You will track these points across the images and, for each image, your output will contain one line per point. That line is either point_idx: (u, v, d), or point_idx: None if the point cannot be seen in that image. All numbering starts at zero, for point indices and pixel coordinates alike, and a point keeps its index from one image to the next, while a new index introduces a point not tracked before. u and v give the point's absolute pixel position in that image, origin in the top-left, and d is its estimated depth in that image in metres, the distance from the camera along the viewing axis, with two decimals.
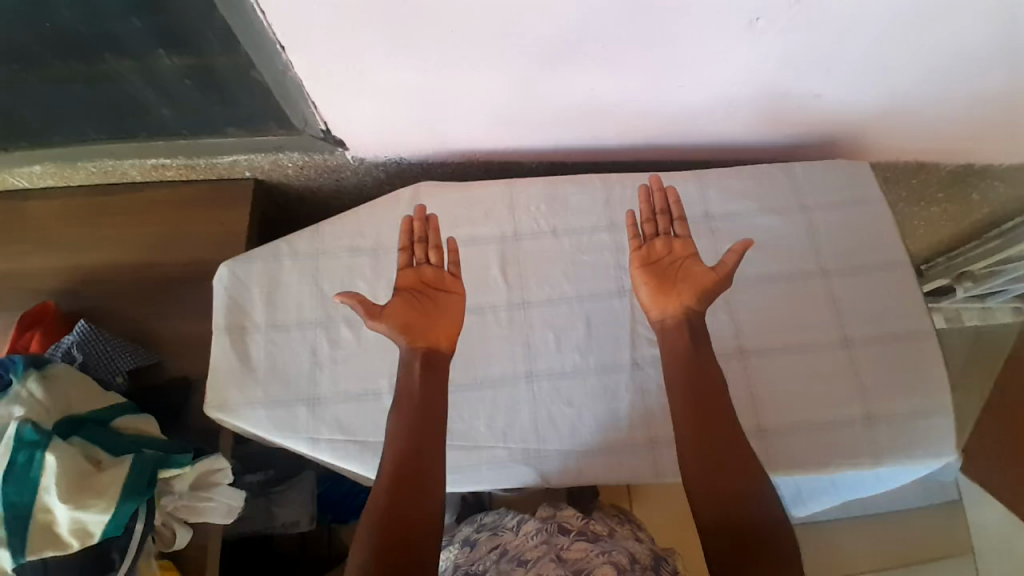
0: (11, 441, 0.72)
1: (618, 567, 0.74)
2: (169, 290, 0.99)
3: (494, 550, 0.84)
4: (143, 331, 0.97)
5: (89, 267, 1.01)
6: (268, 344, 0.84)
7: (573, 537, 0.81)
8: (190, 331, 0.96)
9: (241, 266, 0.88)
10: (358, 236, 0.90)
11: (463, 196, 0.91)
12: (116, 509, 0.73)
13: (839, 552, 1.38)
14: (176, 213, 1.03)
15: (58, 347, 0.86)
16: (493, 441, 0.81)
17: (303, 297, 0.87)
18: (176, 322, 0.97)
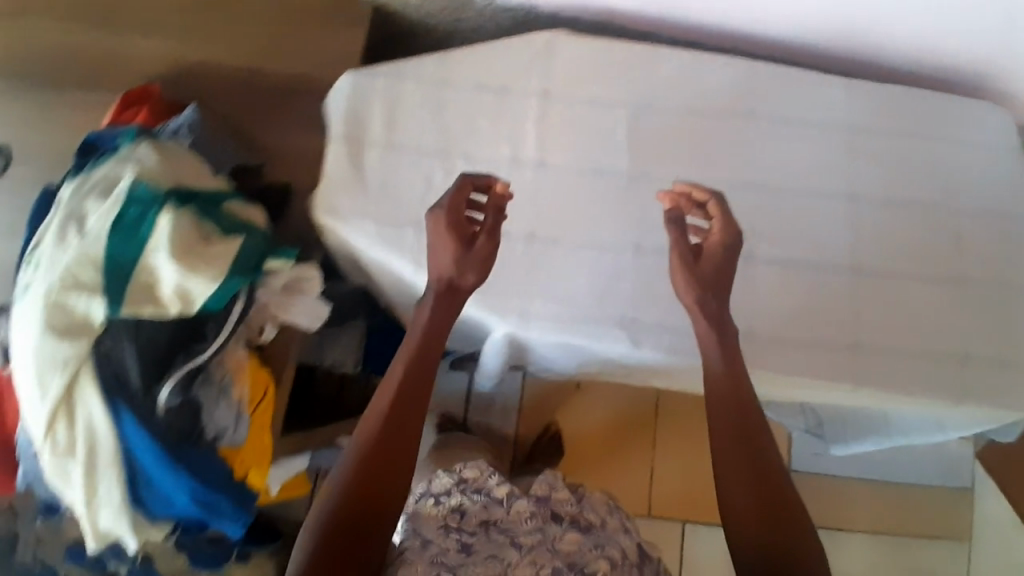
0: (123, 195, 0.71)
1: (611, 565, 0.74)
2: (277, 99, 0.97)
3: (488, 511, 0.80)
4: (245, 132, 0.95)
5: (197, 61, 0.98)
6: (383, 162, 0.82)
7: (566, 525, 0.78)
8: (296, 143, 0.95)
9: (365, 79, 0.84)
10: (488, 70, 0.85)
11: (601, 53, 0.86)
12: (224, 283, 0.73)
13: (845, 503, 1.41)
14: (293, 22, 0.99)
15: (168, 127, 0.85)
16: (593, 305, 0.80)
17: (423, 122, 0.83)
18: (280, 131, 0.95)
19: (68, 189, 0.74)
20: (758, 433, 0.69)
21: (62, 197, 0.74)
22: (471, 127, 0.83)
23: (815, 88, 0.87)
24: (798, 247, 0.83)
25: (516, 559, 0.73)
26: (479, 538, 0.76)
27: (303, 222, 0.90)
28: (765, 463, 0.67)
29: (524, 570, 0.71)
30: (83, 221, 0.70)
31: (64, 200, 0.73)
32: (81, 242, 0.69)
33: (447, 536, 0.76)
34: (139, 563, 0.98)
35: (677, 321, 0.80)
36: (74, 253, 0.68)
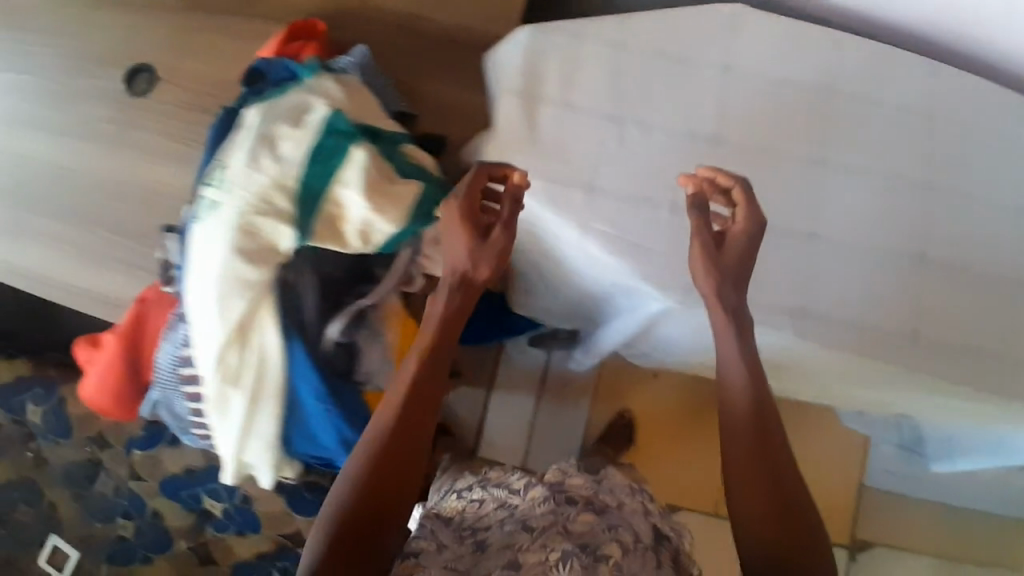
0: (321, 124, 0.69)
1: (624, 548, 0.75)
2: (430, 50, 0.93)
3: (504, 509, 0.87)
4: (399, 82, 0.93)
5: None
6: (558, 121, 0.78)
7: (578, 508, 0.83)
8: (449, 98, 0.92)
9: (543, 35, 0.80)
10: (670, 39, 0.80)
11: (790, 35, 0.82)
12: (404, 228, 0.71)
13: (910, 524, 1.37)
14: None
15: (337, 66, 0.83)
16: (764, 295, 0.77)
17: (600, 84, 0.79)
18: (434, 84, 0.93)
19: (253, 113, 0.71)
20: (773, 440, 0.68)
21: (246, 119, 0.71)
22: (649, 94, 0.79)
23: (1000, 92, 0.83)
24: (976, 259, 0.80)
25: (527, 541, 0.76)
26: (492, 535, 0.82)
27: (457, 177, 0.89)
28: (777, 468, 0.67)
29: (531, 547, 0.75)
30: (275, 149, 0.68)
31: (250, 123, 0.70)
32: (274, 169, 0.67)
33: (461, 541, 0.83)
34: (239, 501, 1.10)
35: (846, 317, 0.77)
36: (267, 179, 0.67)
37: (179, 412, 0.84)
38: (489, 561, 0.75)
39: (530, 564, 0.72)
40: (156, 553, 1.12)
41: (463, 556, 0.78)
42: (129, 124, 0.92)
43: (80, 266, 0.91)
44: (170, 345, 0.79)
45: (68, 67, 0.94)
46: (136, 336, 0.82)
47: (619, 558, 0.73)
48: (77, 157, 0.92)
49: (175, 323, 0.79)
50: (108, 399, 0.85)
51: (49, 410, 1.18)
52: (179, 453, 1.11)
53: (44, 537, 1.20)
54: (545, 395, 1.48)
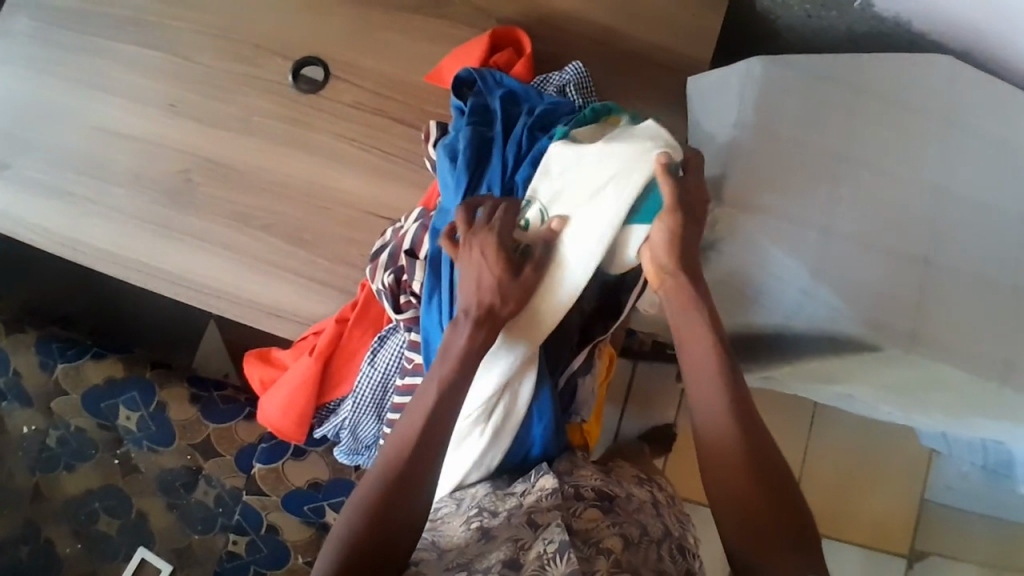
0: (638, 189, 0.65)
1: (627, 543, 0.68)
2: (629, 66, 0.89)
3: (510, 495, 0.70)
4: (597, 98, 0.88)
5: (550, 7, 0.89)
6: (792, 158, 0.78)
7: (588, 500, 0.72)
8: (648, 117, 0.88)
9: (777, 69, 0.79)
10: (895, 84, 0.81)
11: (993, 88, 0.83)
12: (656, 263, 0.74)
13: (965, 537, 1.44)
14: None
15: (557, 81, 0.80)
16: (981, 349, 0.78)
17: (832, 125, 0.79)
18: (632, 101, 0.88)
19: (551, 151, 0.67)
20: (770, 454, 0.69)
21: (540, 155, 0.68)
22: (878, 139, 0.79)
23: None
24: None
25: (529, 535, 0.64)
26: (493, 528, 0.67)
27: None
28: (758, 472, 0.68)
29: (534, 545, 0.63)
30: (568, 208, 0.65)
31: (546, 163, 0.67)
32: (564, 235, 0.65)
33: (467, 525, 0.69)
34: None
35: None
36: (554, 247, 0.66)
37: (366, 436, 0.79)
38: (484, 564, 0.63)
39: (530, 561, 0.61)
40: (270, 569, 1.07)
41: (462, 551, 0.66)
42: (301, 123, 0.88)
43: (245, 274, 0.85)
44: (378, 368, 0.74)
45: (244, 58, 0.89)
46: (329, 359, 0.76)
47: (620, 553, 0.66)
48: (246, 156, 0.88)
49: (384, 345, 0.74)
50: (290, 422, 0.78)
51: (144, 415, 1.11)
52: (303, 466, 1.06)
53: (131, 551, 1.13)
54: (626, 406, 1.45)
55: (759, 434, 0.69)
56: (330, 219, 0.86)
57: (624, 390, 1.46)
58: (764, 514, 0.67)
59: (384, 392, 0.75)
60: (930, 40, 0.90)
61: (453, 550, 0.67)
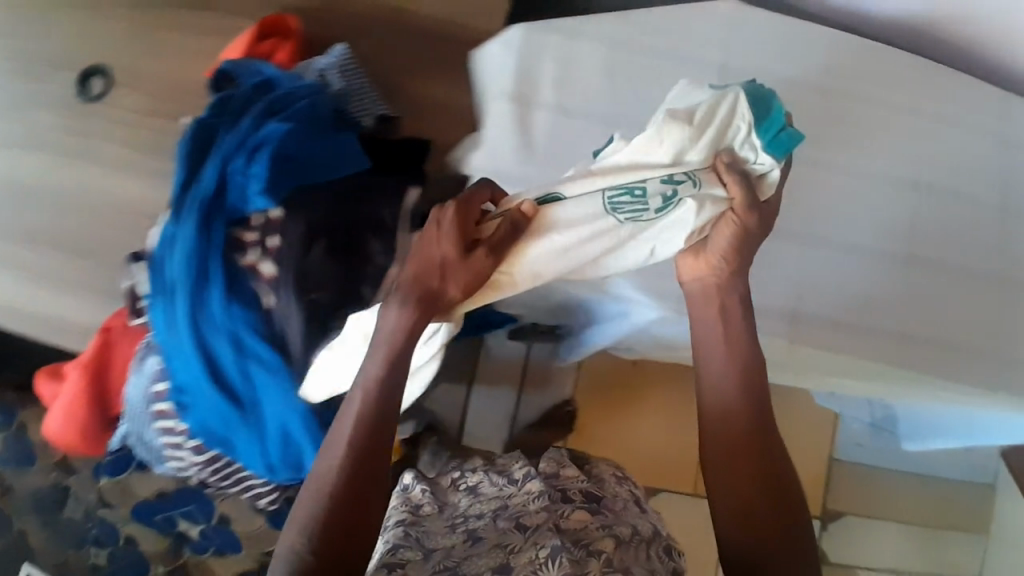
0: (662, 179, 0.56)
1: (619, 542, 0.71)
2: (417, 42, 0.88)
3: (496, 501, 0.82)
4: (384, 79, 0.87)
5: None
6: (552, 126, 0.77)
7: (574, 506, 0.78)
8: (438, 96, 0.87)
9: (536, 34, 0.78)
10: (664, 37, 0.80)
11: (777, 31, 0.81)
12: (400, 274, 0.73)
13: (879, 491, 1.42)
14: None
15: (315, 67, 0.78)
16: (766, 302, 0.81)
17: (595, 88, 0.78)
18: (421, 80, 0.87)
19: (751, 133, 0.57)
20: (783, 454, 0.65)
21: (733, 110, 0.57)
22: (644, 96, 0.79)
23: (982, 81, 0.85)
24: (966, 261, 0.83)
25: (520, 539, 0.69)
26: (481, 533, 0.74)
27: (440, 188, 0.83)
28: (767, 475, 0.63)
29: (525, 547, 0.67)
30: (628, 194, 0.56)
31: (730, 138, 0.58)
32: (588, 205, 0.56)
33: (452, 532, 0.76)
34: (217, 521, 1.07)
35: (829, 316, 0.81)
36: (570, 192, 0.56)
37: (153, 446, 0.77)
38: (473, 562, 0.67)
39: (521, 564, 0.65)
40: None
41: (448, 552, 0.71)
42: (86, 133, 0.86)
43: (39, 290, 0.84)
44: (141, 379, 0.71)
45: (28, 72, 0.87)
46: (101, 369, 0.76)
47: (611, 552, 0.69)
48: (31, 172, 0.85)
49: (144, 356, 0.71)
50: (74, 433, 0.78)
51: (6, 437, 1.11)
52: (149, 477, 1.08)
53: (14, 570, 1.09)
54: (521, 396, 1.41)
55: (772, 436, 0.65)
56: (118, 228, 0.85)
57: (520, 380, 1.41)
58: (774, 521, 0.62)
59: (149, 403, 0.72)
60: None
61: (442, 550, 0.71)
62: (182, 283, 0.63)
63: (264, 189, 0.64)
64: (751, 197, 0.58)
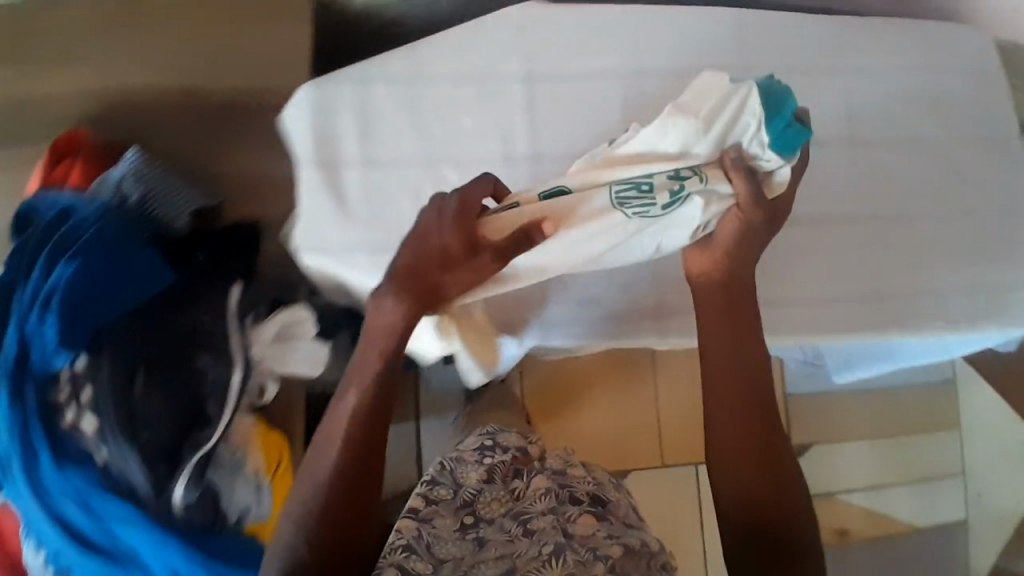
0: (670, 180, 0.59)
1: (628, 550, 0.62)
2: (226, 120, 0.86)
3: (504, 494, 0.72)
4: (202, 167, 0.85)
5: (121, 92, 0.84)
6: (366, 183, 0.75)
7: (583, 506, 0.68)
8: (260, 172, 0.86)
9: (325, 90, 0.75)
10: (460, 60, 0.77)
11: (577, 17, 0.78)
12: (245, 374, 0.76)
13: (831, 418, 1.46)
14: (235, 34, 0.86)
15: (109, 182, 0.76)
16: (628, 301, 0.80)
17: (401, 132, 0.75)
18: (240, 159, 0.86)
19: (762, 131, 0.59)
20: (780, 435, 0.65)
21: (744, 104, 0.58)
22: (454, 127, 0.76)
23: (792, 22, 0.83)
24: (820, 200, 0.83)
25: (525, 546, 0.62)
26: (486, 538, 0.66)
27: (284, 265, 0.84)
28: (760, 445, 0.64)
29: (528, 550, 0.62)
30: (635, 189, 0.60)
31: (740, 133, 0.60)
32: (599, 202, 0.60)
33: (460, 527, 0.68)
34: None
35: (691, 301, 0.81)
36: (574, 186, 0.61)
37: None
38: (482, 568, 0.61)
39: (526, 566, 0.59)
40: None
41: (456, 557, 0.64)
42: None
43: None
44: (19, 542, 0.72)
45: None
46: None
47: (618, 559, 0.60)
48: None
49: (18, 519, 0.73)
50: None
51: None
52: None
53: None
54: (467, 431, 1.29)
55: (766, 418, 0.65)
56: None
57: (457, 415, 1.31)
58: (761, 463, 0.64)
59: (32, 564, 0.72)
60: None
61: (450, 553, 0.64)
62: (13, 452, 0.67)
63: (62, 344, 0.68)
64: (756, 193, 0.61)
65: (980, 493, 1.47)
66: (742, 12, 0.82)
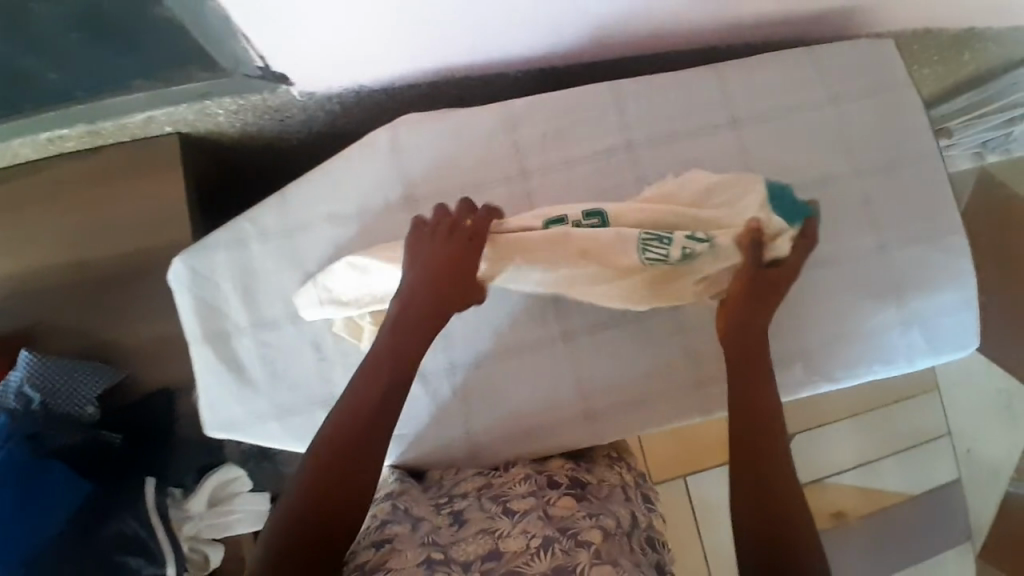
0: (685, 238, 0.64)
1: (608, 534, 0.64)
2: (119, 288, 0.84)
3: (479, 477, 0.72)
4: (106, 341, 0.84)
5: (11, 280, 0.83)
6: (260, 348, 0.72)
7: (562, 489, 0.70)
8: (165, 333, 0.84)
9: (201, 258, 0.73)
10: (336, 199, 0.74)
11: (444, 131, 0.76)
12: (178, 563, 0.75)
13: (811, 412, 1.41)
14: (107, 197, 0.84)
15: (7, 389, 0.74)
16: (557, 411, 0.77)
17: (289, 289, 0.72)
18: (142, 326, 0.84)
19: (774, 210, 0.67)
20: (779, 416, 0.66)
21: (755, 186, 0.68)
22: None
23: (672, 85, 0.80)
24: None
25: (507, 527, 0.63)
26: (467, 512, 0.66)
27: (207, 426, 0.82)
28: (766, 413, 0.65)
29: (512, 536, 0.62)
30: (657, 239, 0.64)
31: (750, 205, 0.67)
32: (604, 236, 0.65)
33: (434, 507, 0.68)
34: None
35: (621, 398, 0.78)
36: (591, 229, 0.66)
37: None
38: (461, 546, 0.62)
39: (512, 554, 0.60)
40: None
41: (436, 526, 0.64)
42: None
43: None
44: None
45: None
46: None
47: (600, 545, 0.62)
48: None
49: None
50: None
51: None
52: None
53: None
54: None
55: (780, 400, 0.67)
56: None
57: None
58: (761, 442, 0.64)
59: None
60: (390, 90, 0.85)
61: (426, 523, 0.65)
62: None
63: None
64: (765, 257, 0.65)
65: (970, 449, 1.39)
66: (619, 85, 0.79)
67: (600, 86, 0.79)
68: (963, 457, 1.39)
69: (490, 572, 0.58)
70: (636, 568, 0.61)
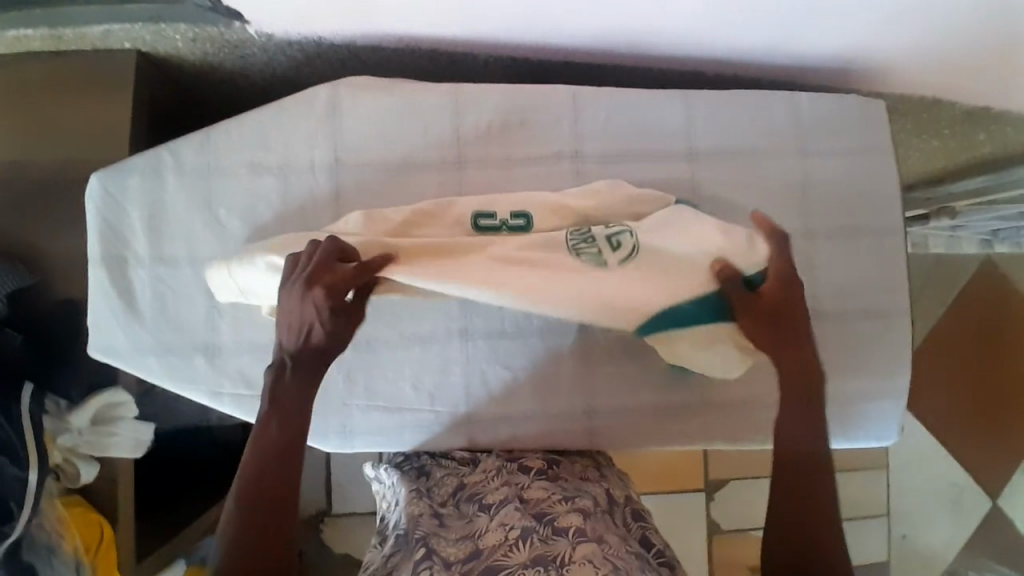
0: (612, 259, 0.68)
1: (586, 515, 0.60)
2: (48, 192, 0.84)
3: (454, 480, 0.70)
4: (25, 242, 0.84)
5: None
6: (155, 282, 0.72)
7: (532, 476, 0.69)
8: (85, 246, 0.84)
9: (115, 181, 0.71)
10: (261, 149, 0.72)
11: (387, 103, 0.73)
12: (43, 469, 0.75)
13: None
14: (53, 98, 0.83)
15: None
16: (441, 409, 0.76)
17: (195, 229, 0.72)
18: (64, 234, 0.84)
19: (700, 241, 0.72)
20: (809, 444, 0.65)
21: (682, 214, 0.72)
22: (253, 222, 0.72)
23: (634, 104, 0.76)
24: None
25: (486, 523, 0.60)
26: (447, 517, 0.64)
27: None
28: (803, 453, 0.64)
29: (490, 530, 0.59)
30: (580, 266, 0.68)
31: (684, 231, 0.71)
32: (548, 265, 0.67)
33: (419, 503, 0.66)
34: None
35: (510, 409, 0.77)
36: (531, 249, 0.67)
37: None
38: (443, 543, 0.59)
39: (490, 549, 0.56)
40: None
41: (417, 522, 0.63)
42: None
43: None
44: None
45: None
46: None
47: (580, 523, 0.58)
48: None
49: None
50: None
51: None
52: None
53: None
54: (329, 514, 1.23)
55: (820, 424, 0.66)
56: None
57: (326, 491, 1.23)
58: (801, 482, 0.63)
59: None
60: (353, 48, 0.82)
61: (410, 523, 0.63)
62: None
63: None
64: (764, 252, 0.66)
65: (905, 535, 1.34)
66: (578, 92, 0.76)
67: (559, 88, 0.76)
68: (895, 543, 1.34)
69: (469, 570, 0.55)
70: (622, 543, 0.58)
